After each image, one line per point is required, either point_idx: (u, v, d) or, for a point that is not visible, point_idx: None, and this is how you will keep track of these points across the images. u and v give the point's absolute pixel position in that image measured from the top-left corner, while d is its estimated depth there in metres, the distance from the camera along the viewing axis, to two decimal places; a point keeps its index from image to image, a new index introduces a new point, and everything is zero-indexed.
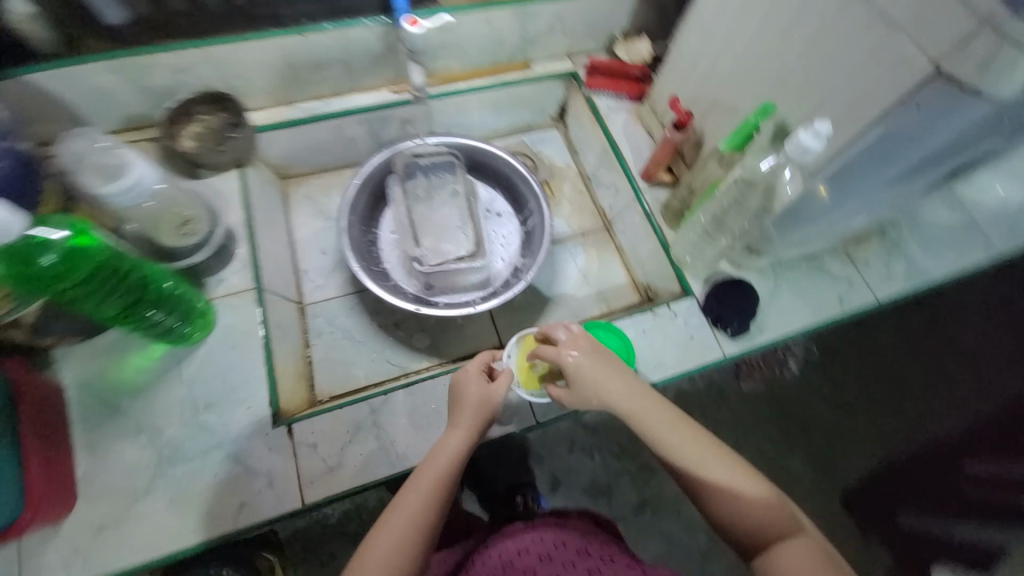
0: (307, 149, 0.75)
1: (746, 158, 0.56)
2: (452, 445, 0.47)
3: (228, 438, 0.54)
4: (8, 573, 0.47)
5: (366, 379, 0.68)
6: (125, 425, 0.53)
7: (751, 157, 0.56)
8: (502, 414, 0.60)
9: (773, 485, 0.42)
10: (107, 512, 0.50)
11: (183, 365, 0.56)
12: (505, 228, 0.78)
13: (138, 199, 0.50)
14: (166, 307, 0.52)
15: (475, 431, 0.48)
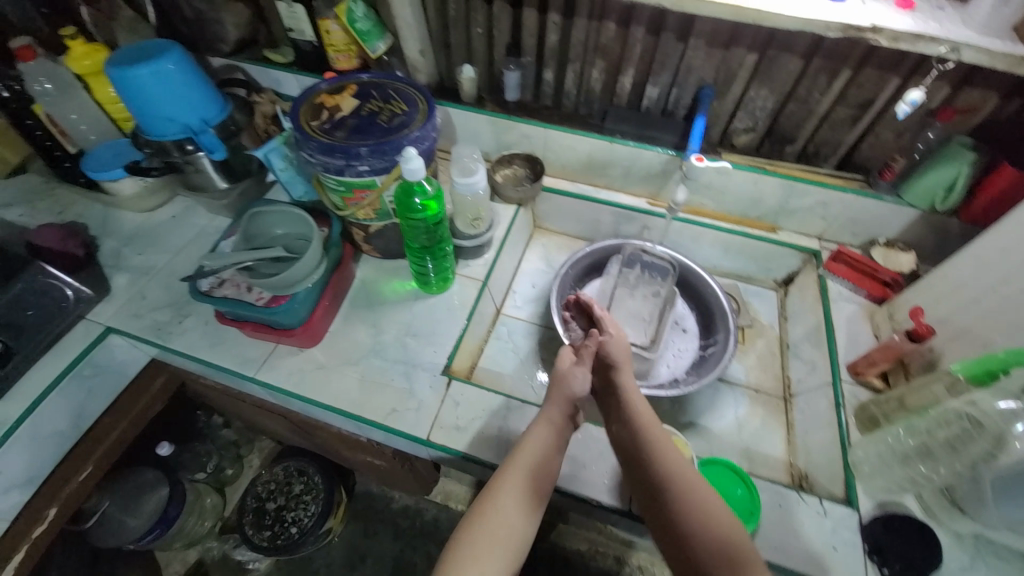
0: (566, 213, 0.97)
1: (979, 393, 0.55)
2: (544, 427, 0.56)
3: (412, 362, 0.71)
4: (262, 358, 0.70)
5: (509, 390, 0.80)
6: (367, 316, 0.75)
7: (986, 394, 0.54)
8: (603, 483, 0.63)
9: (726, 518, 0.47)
10: (325, 360, 0.71)
11: (417, 301, 0.77)
12: (683, 343, 0.84)
13: (469, 193, 0.74)
14: (435, 261, 0.74)
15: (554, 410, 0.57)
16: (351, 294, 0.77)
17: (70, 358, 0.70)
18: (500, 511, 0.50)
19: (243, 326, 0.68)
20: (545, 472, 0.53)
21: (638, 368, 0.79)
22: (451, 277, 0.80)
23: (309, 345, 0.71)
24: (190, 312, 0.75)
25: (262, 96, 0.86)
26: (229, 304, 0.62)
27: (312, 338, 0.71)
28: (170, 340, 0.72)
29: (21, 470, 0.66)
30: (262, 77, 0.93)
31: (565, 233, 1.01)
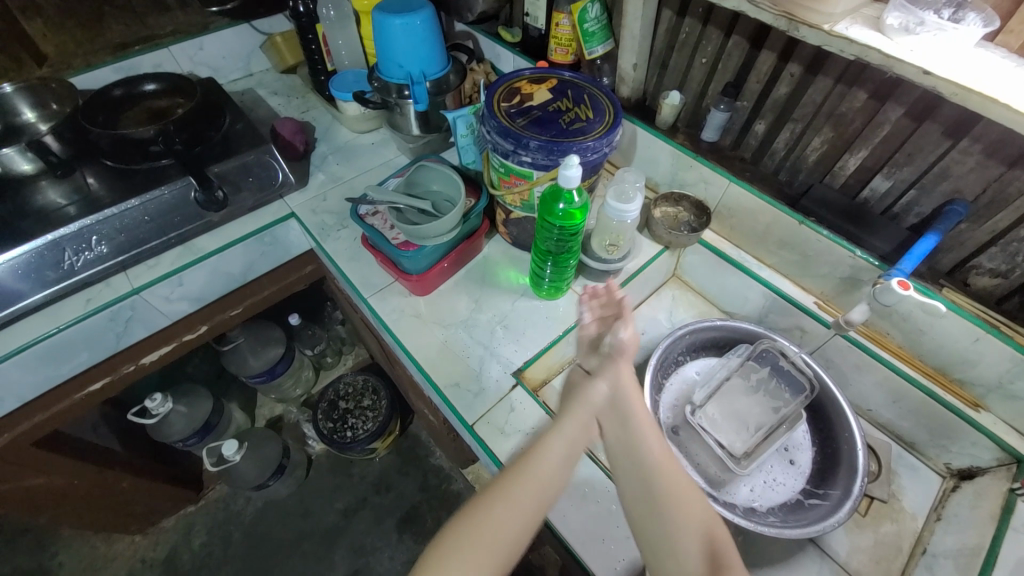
0: (714, 276, 0.88)
1: None
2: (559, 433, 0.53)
3: (491, 348, 0.72)
4: (382, 284, 0.79)
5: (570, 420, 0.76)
6: (475, 290, 0.79)
7: None
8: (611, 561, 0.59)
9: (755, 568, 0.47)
10: (425, 311, 0.76)
11: (523, 297, 0.78)
12: (784, 475, 0.70)
13: (618, 219, 0.70)
14: (555, 269, 0.73)
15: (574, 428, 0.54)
16: (471, 266, 0.81)
17: (260, 224, 0.87)
18: (527, 478, 0.50)
19: (378, 254, 0.77)
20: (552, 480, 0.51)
21: (714, 473, 0.69)
22: (564, 289, 0.78)
23: (418, 294, 0.77)
24: (347, 225, 0.87)
25: (479, 68, 0.95)
26: (374, 232, 0.70)
27: (422, 290, 0.77)
28: (325, 240, 0.85)
29: (197, 289, 0.86)
30: (488, 50, 1.03)
31: (704, 294, 0.91)
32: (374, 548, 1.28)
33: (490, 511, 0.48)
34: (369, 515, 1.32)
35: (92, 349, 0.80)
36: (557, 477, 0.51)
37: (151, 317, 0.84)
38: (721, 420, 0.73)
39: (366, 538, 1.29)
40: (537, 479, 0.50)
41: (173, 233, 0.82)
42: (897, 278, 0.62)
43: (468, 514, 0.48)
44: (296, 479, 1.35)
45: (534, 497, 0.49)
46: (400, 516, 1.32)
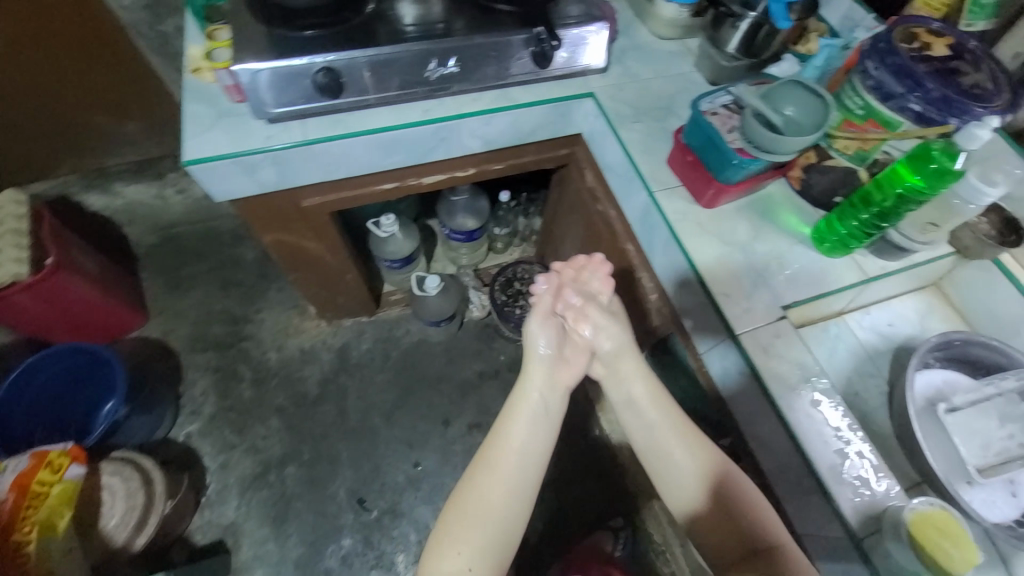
0: (990, 300, 0.81)
1: None
2: (516, 430, 0.69)
3: (763, 277, 0.75)
4: (670, 185, 0.82)
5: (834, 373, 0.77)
6: (756, 220, 0.80)
7: None
8: (869, 503, 0.60)
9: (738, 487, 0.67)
10: (707, 222, 0.79)
11: (801, 244, 0.78)
12: (1005, 504, 0.68)
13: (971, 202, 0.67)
14: (863, 225, 0.72)
15: (518, 424, 0.70)
16: (755, 198, 0.82)
17: (565, 93, 0.93)
18: (491, 479, 0.67)
19: (684, 156, 0.78)
20: (509, 471, 0.67)
21: (945, 469, 0.68)
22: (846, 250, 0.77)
23: (704, 206, 0.80)
24: (641, 121, 0.90)
25: (817, 26, 0.92)
26: (712, 131, 0.72)
27: (709, 203, 0.79)
28: (620, 128, 0.88)
29: (492, 134, 0.95)
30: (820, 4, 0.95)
31: (961, 316, 0.85)
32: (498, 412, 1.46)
33: (474, 497, 0.66)
34: (497, 385, 1.49)
35: (404, 156, 0.92)
36: (519, 471, 0.67)
37: (453, 147, 0.95)
38: (969, 426, 0.69)
39: (491, 403, 1.46)
40: (499, 473, 0.67)
41: (501, 79, 0.89)
42: None
43: (455, 507, 0.67)
44: (449, 331, 1.53)
45: (506, 481, 0.67)
46: None
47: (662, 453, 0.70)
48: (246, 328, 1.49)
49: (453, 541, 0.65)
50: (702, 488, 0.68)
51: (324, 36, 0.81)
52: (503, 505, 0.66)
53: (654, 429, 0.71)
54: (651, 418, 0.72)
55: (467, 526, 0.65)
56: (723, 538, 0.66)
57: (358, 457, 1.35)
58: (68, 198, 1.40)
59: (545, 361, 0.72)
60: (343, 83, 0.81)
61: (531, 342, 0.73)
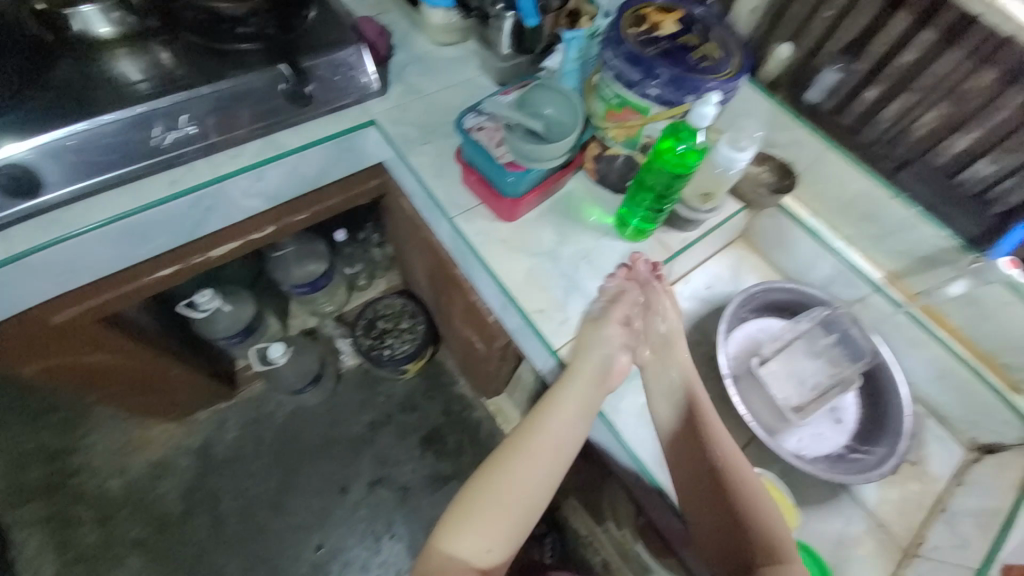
0: (786, 243, 0.87)
1: None
2: (562, 419, 0.66)
3: (575, 282, 0.73)
4: (468, 205, 0.77)
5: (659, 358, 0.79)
6: (561, 224, 0.78)
7: None
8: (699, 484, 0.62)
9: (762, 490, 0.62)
10: (512, 236, 0.75)
11: (607, 236, 0.78)
12: (829, 433, 0.74)
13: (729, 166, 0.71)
14: (651, 210, 0.74)
15: (575, 413, 0.66)
16: (556, 199, 0.80)
17: (342, 127, 0.83)
18: (525, 464, 0.63)
19: (470, 175, 0.74)
20: (547, 459, 0.64)
21: (768, 419, 0.72)
22: (648, 232, 0.79)
23: (506, 220, 0.76)
24: (431, 141, 0.83)
25: (590, 7, 0.85)
26: (481, 148, 0.68)
27: (509, 216, 0.76)
28: (409, 153, 0.82)
29: (273, 187, 0.83)
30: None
31: (771, 261, 0.90)
32: (400, 460, 1.35)
33: (506, 482, 0.62)
34: (393, 431, 1.38)
35: (168, 237, 0.78)
36: (557, 456, 0.64)
37: (229, 211, 0.82)
38: (779, 376, 0.74)
39: (390, 453, 1.36)
40: (532, 458, 0.64)
41: (259, 125, 0.78)
42: (1006, 257, 0.66)
43: (479, 483, 0.63)
44: (326, 389, 1.39)
45: (545, 466, 0.64)
46: (424, 435, 1.39)
47: (688, 445, 0.65)
48: (72, 460, 1.23)
49: (469, 526, 0.60)
50: (714, 479, 0.62)
51: (5, 121, 0.65)
52: (529, 494, 0.62)
53: (689, 418, 0.65)
54: (689, 407, 0.66)
55: (488, 511, 0.61)
56: (725, 536, 0.61)
57: (250, 563, 1.19)
58: None
59: (601, 364, 0.67)
60: (36, 176, 0.65)
61: (595, 340, 0.68)
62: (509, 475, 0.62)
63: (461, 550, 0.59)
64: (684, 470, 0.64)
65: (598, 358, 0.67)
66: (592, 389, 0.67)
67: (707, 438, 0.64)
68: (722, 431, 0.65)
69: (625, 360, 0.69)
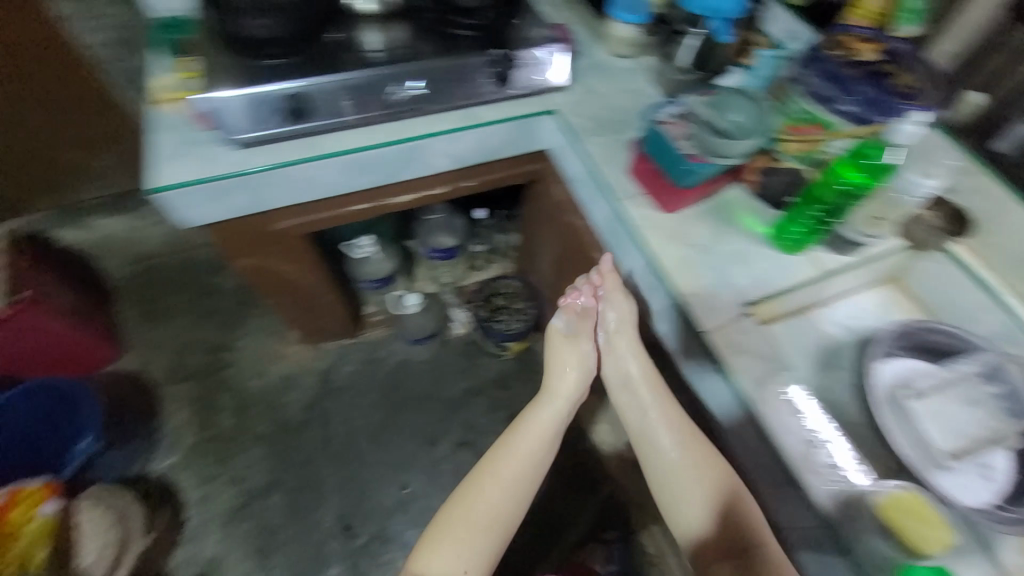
0: (947, 289, 0.82)
1: None
2: (520, 446, 0.83)
3: (727, 276, 0.77)
4: (632, 193, 0.85)
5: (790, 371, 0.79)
6: (718, 224, 0.83)
7: None
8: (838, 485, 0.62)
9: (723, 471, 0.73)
10: (670, 226, 0.81)
11: (762, 242, 0.81)
12: (982, 490, 0.67)
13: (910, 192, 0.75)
14: (813, 224, 0.77)
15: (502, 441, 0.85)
16: (714, 201, 0.85)
17: (528, 111, 0.96)
18: (492, 484, 0.79)
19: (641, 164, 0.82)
20: (506, 479, 0.80)
21: (918, 452, 0.69)
22: (802, 247, 0.80)
23: (666, 210, 0.82)
24: (603, 133, 0.93)
25: (762, 37, 0.93)
26: (667, 139, 0.75)
27: (670, 207, 0.82)
28: (583, 140, 0.92)
29: (461, 152, 0.98)
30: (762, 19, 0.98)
31: (921, 307, 0.86)
32: (485, 428, 1.44)
33: (478, 502, 0.78)
34: (484, 402, 1.47)
35: (375, 176, 0.94)
36: (523, 459, 0.82)
37: (422, 165, 0.97)
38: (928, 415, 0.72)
39: (477, 420, 1.44)
40: (507, 475, 0.80)
41: (468, 100, 0.93)
42: None
43: (456, 506, 0.78)
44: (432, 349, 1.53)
45: (512, 483, 0.80)
46: (511, 412, 1.47)
47: (650, 435, 0.79)
48: (224, 357, 1.46)
49: (454, 541, 0.75)
50: (681, 461, 0.75)
51: (291, 62, 0.83)
52: (495, 512, 0.78)
53: (648, 409, 0.80)
54: (637, 405, 0.81)
55: (461, 530, 0.75)
56: (709, 524, 0.71)
57: (344, 482, 1.33)
58: (43, 232, 1.40)
59: (570, 376, 0.90)
60: (308, 108, 0.83)
61: (565, 352, 0.90)
62: (483, 500, 0.78)
63: (444, 566, 0.73)
64: (661, 442, 0.77)
65: (577, 357, 0.90)
66: (526, 418, 0.88)
67: (661, 428, 0.78)
68: (670, 422, 0.78)
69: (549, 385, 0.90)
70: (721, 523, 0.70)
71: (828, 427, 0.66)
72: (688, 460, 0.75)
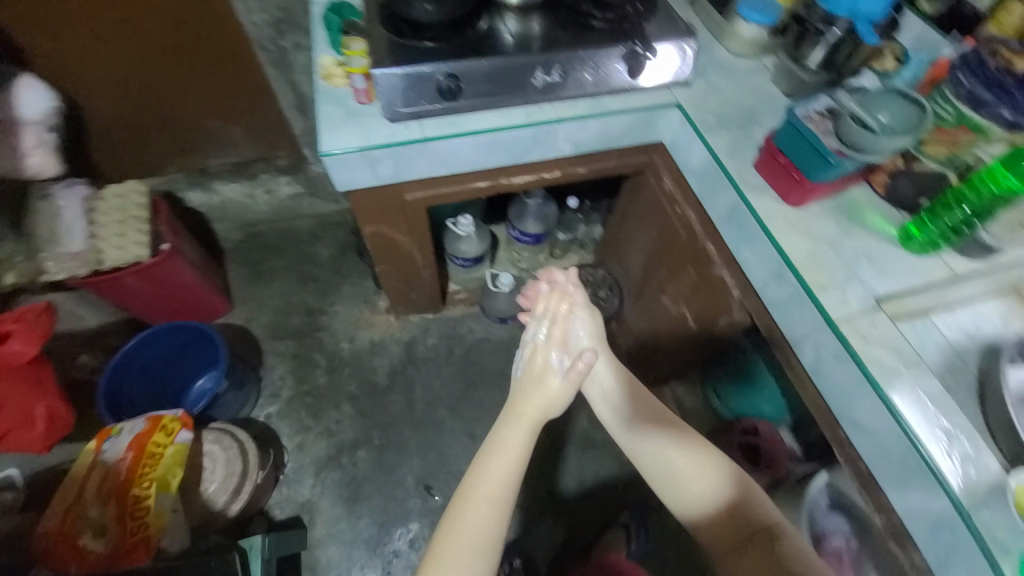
0: None
1: None
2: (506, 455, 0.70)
3: (855, 271, 0.79)
4: (760, 186, 0.87)
5: None
6: (844, 220, 0.84)
7: None
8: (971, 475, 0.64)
9: (733, 480, 0.75)
10: (796, 220, 0.84)
11: (890, 242, 0.83)
12: None
13: None
14: (954, 228, 0.78)
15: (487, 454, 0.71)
16: (841, 198, 0.87)
17: (653, 103, 1.00)
18: (481, 495, 0.68)
19: (775, 159, 0.85)
20: (500, 494, 0.69)
21: None
22: (932, 251, 0.82)
23: (793, 204, 0.85)
24: (727, 129, 0.96)
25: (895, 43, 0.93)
26: (811, 134, 0.79)
27: (797, 201, 0.85)
28: (708, 134, 0.95)
29: (584, 138, 1.03)
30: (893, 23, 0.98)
31: None
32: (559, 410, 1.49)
33: (466, 520, 0.67)
34: None
35: (503, 155, 1.01)
36: (512, 484, 0.69)
37: (546, 149, 1.03)
38: None
39: None
40: (498, 489, 0.69)
41: (596, 88, 0.98)
42: None
43: (444, 528, 0.68)
44: (511, 330, 1.59)
45: (501, 497, 0.68)
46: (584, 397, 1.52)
47: (643, 445, 0.78)
48: (320, 320, 1.57)
49: (450, 563, 0.65)
50: (697, 472, 0.75)
51: (446, 45, 0.91)
52: (495, 528, 0.67)
53: (635, 420, 0.80)
54: (630, 416, 0.80)
55: (451, 559, 0.65)
56: (731, 532, 0.73)
57: (426, 445, 1.41)
58: (173, 193, 1.55)
59: (560, 374, 0.74)
60: (459, 89, 0.91)
61: (542, 357, 0.76)
62: (474, 518, 0.67)
63: None
64: (671, 458, 0.75)
65: (545, 372, 0.74)
66: (524, 431, 0.72)
67: (662, 440, 0.77)
68: (668, 433, 0.77)
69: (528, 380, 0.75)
70: (734, 531, 0.73)
71: (963, 424, 0.67)
72: (695, 470, 0.75)
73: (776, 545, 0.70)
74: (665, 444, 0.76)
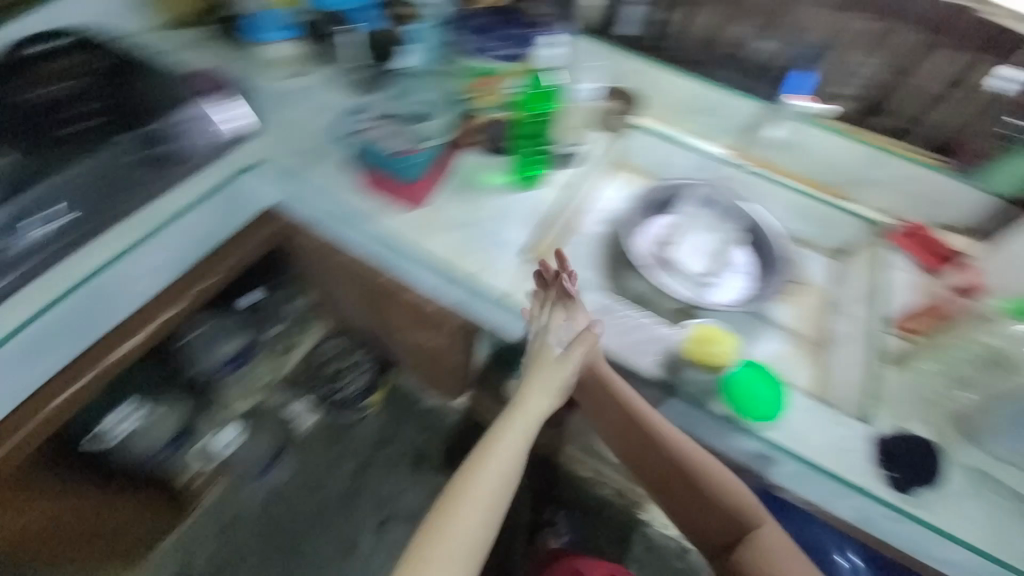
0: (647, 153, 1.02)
1: (1005, 328, 0.65)
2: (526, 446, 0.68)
3: (499, 240, 0.80)
4: (377, 210, 0.79)
5: None
6: (465, 196, 0.84)
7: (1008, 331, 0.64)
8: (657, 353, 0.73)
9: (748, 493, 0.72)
10: (427, 223, 0.79)
11: (508, 193, 0.85)
12: (739, 282, 0.86)
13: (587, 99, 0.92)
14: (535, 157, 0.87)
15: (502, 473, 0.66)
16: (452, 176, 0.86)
17: (220, 177, 0.77)
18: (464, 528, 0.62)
19: (367, 178, 0.81)
20: (482, 532, 0.63)
21: (691, 287, 0.84)
22: (539, 180, 0.88)
23: (414, 208, 0.80)
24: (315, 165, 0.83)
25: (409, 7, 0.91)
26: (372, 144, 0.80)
27: (416, 204, 0.80)
28: (299, 183, 0.81)
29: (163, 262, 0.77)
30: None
31: None
32: (397, 491, 1.33)
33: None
34: (379, 467, 1.35)
35: (69, 347, 0.73)
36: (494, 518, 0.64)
37: (123, 304, 0.75)
38: (688, 255, 0.86)
39: (383, 484, 1.37)
40: (475, 524, 0.63)
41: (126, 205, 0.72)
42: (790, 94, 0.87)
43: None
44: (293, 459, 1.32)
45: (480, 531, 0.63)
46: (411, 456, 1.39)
47: (661, 462, 0.72)
48: None
49: None
50: (718, 488, 0.71)
51: None
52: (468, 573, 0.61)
53: (677, 442, 0.70)
54: (664, 439, 0.70)
55: None
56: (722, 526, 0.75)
57: None
58: None
59: (559, 359, 0.69)
60: None
61: (542, 352, 0.70)
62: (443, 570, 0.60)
63: None
64: (698, 477, 0.71)
65: (553, 377, 0.69)
66: (508, 462, 0.66)
67: (694, 461, 0.69)
68: (696, 458, 0.70)
69: (561, 364, 0.69)
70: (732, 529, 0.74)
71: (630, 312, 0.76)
72: (715, 486, 0.71)
73: (757, 541, 0.72)
74: (686, 466, 0.71)
